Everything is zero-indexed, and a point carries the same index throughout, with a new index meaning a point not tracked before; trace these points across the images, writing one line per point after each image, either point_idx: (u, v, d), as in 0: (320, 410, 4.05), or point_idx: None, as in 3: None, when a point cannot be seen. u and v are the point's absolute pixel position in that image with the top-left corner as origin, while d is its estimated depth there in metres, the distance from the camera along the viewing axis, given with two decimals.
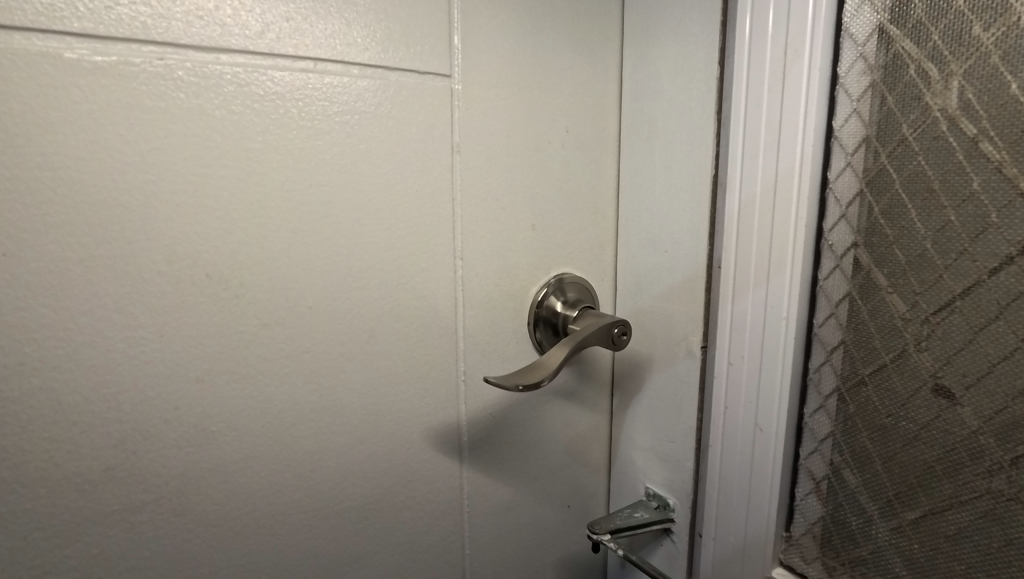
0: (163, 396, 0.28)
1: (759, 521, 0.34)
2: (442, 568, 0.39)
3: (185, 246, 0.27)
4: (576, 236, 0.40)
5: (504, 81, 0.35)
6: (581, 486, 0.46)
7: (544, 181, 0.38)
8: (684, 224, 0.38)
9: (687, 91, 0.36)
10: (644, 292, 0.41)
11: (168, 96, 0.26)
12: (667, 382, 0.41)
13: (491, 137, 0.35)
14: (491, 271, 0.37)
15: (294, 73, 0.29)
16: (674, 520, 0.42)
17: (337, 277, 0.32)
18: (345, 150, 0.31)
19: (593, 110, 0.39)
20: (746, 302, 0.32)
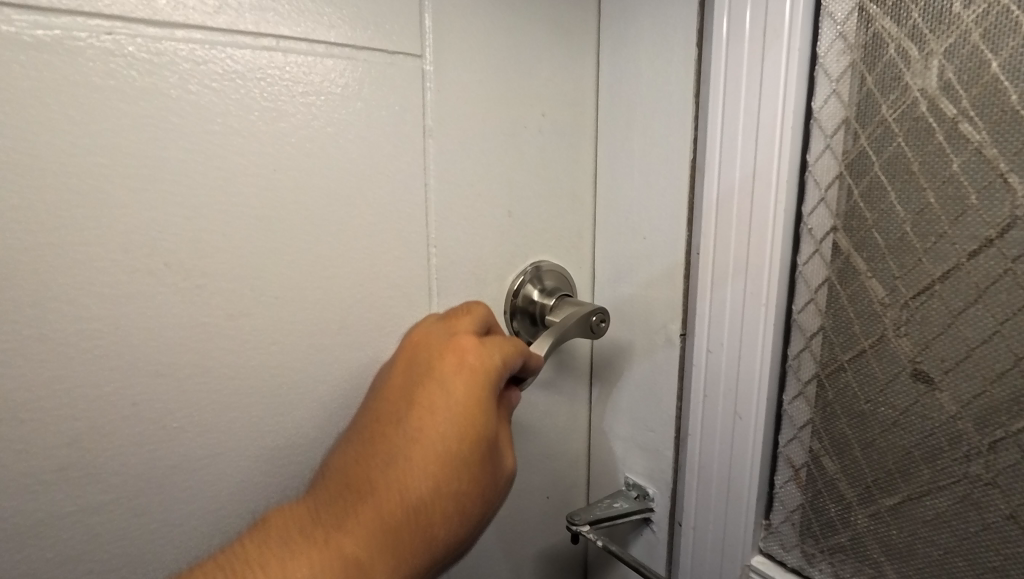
0: (122, 392, 0.27)
1: (739, 509, 0.34)
2: None
3: (142, 234, 0.26)
4: (553, 223, 0.40)
5: (479, 63, 0.34)
6: (561, 477, 0.45)
7: (520, 167, 0.37)
8: (661, 211, 0.37)
9: (664, 76, 0.36)
10: (623, 279, 0.41)
11: (119, 73, 0.25)
12: (646, 370, 0.41)
13: (466, 121, 0.34)
14: (468, 259, 0.36)
15: (256, 51, 0.28)
16: (652, 508, 0.42)
17: (307, 266, 0.31)
18: (313, 134, 0.30)
19: (570, 95, 0.39)
20: (726, 288, 0.32)
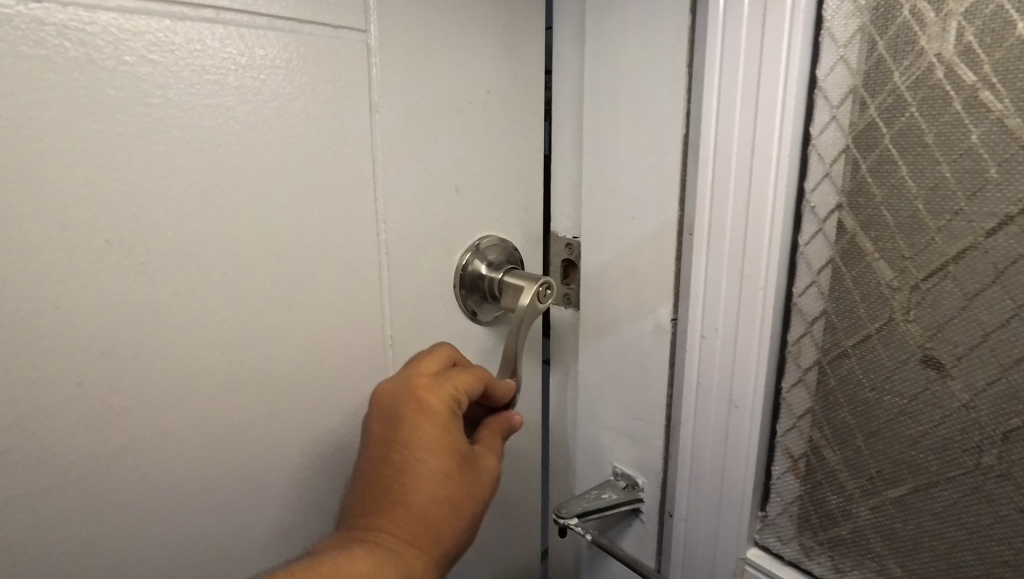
0: (61, 378, 0.24)
1: (733, 502, 0.32)
2: None
3: (79, 208, 0.23)
4: (502, 200, 0.38)
5: (424, 33, 0.32)
6: (518, 455, 0.44)
7: (468, 141, 0.35)
8: (652, 186, 0.36)
9: (654, 43, 0.34)
10: (609, 259, 0.39)
11: (43, 38, 0.22)
12: (632, 355, 0.39)
13: (413, 95, 0.32)
14: (415, 239, 0.34)
15: (194, 23, 0.25)
16: (642, 500, 0.41)
17: (255, 246, 0.28)
18: (257, 107, 0.27)
19: (520, 68, 0.37)
20: (721, 272, 0.30)
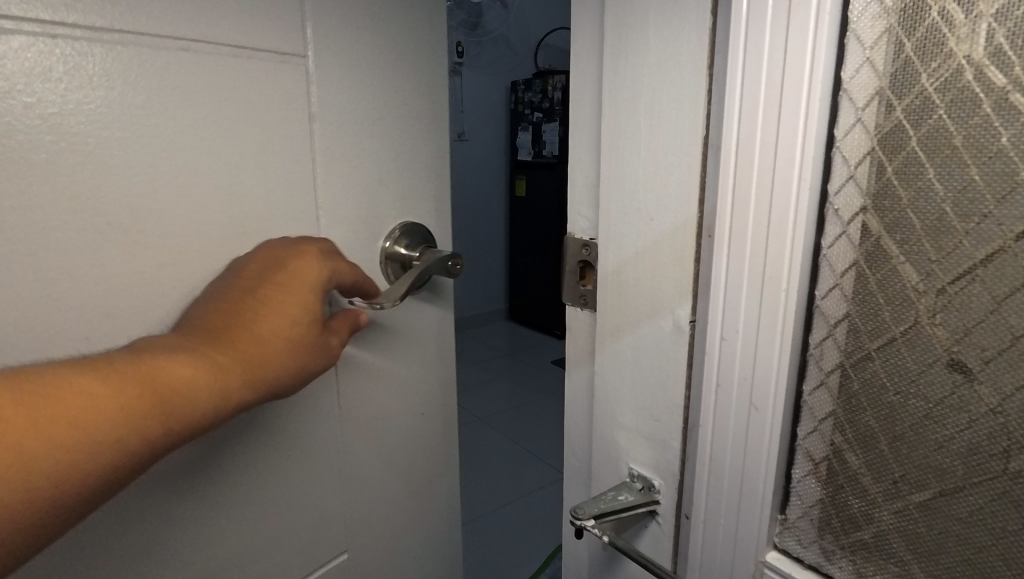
0: (76, 325, 0.33)
1: (752, 504, 0.32)
2: (318, 468, 0.48)
3: (86, 199, 0.33)
4: (416, 194, 0.49)
5: (347, 60, 0.42)
6: (432, 397, 0.55)
7: (385, 145, 0.46)
8: (671, 187, 0.36)
9: (675, 45, 0.34)
10: (627, 259, 0.40)
11: (43, 78, 0.31)
12: (648, 354, 0.40)
13: (341, 108, 0.42)
14: (349, 221, 0.44)
15: (161, 52, 0.34)
16: (658, 502, 0.41)
17: (221, 226, 0.38)
18: (219, 119, 0.37)
19: (428, 88, 0.48)
20: (742, 274, 0.30)
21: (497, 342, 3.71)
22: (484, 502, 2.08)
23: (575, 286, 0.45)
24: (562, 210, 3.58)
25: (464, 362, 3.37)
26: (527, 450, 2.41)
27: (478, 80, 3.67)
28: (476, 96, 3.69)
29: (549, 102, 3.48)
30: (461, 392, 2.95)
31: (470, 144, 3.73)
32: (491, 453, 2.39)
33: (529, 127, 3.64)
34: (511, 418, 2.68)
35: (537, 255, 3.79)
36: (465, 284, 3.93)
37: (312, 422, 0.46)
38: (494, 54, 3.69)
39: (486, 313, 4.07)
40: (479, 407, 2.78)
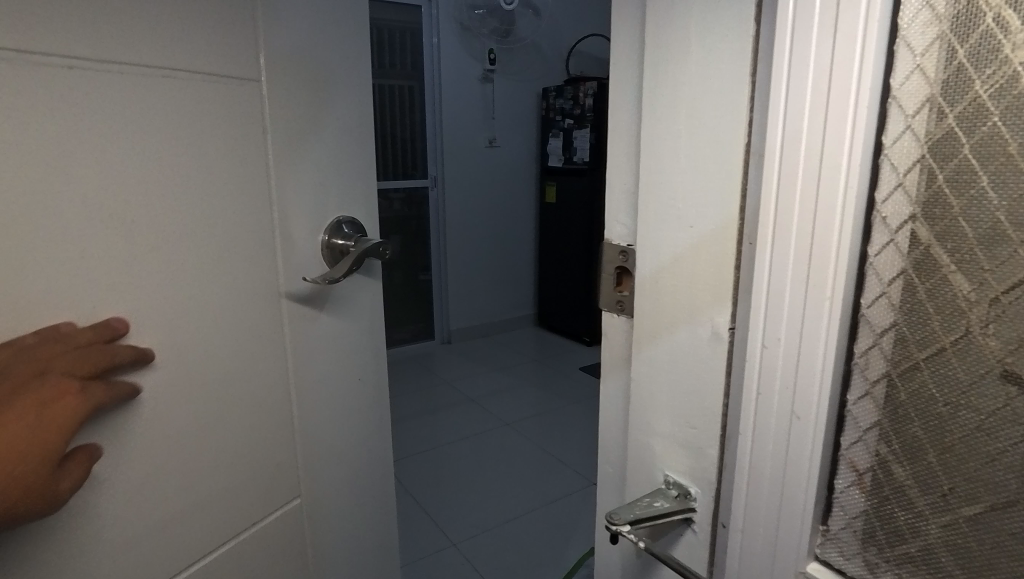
0: (101, 296, 0.41)
1: (793, 515, 0.32)
2: (282, 431, 0.57)
3: (114, 190, 0.41)
4: (337, 190, 0.61)
5: (289, 81, 0.54)
6: (362, 365, 0.67)
7: (316, 151, 0.58)
8: (710, 195, 0.36)
9: (718, 54, 0.35)
10: (663, 266, 0.40)
11: (87, 93, 0.40)
12: (684, 361, 0.40)
13: (287, 119, 0.54)
14: (292, 211, 0.55)
15: (171, 74, 0.44)
16: (694, 509, 0.41)
17: (208, 217, 0.48)
18: (208, 129, 0.47)
19: (342, 105, 0.60)
20: (785, 281, 0.30)
21: (526, 348, 3.72)
22: (512, 507, 2.08)
23: (611, 292, 0.45)
24: (591, 216, 3.57)
25: (492, 367, 3.39)
26: (554, 456, 2.41)
27: (509, 87, 3.70)
28: (507, 103, 3.72)
29: (580, 108, 3.49)
30: (489, 397, 2.96)
31: (501, 150, 3.76)
32: (518, 459, 2.39)
33: (559, 134, 3.65)
34: (539, 424, 2.68)
35: (567, 261, 3.79)
36: (494, 290, 3.95)
37: (275, 392, 0.56)
38: (526, 62, 3.72)
39: (515, 319, 4.08)
40: (507, 413, 2.79)
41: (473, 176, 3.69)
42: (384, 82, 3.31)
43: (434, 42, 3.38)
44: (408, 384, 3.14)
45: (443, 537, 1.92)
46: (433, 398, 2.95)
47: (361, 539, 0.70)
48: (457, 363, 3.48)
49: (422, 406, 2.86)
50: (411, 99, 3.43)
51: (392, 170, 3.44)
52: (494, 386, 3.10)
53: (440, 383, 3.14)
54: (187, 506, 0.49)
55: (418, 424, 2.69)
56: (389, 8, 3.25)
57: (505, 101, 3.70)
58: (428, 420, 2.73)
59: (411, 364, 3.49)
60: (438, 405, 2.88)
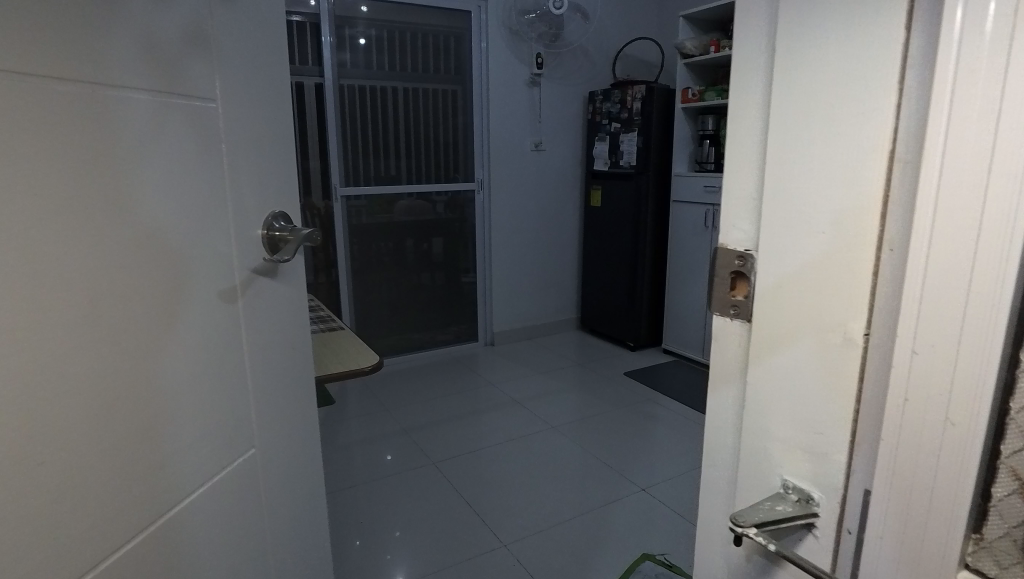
0: (105, 266, 0.58)
1: (943, 521, 0.32)
2: (216, 379, 0.74)
3: (109, 189, 0.58)
4: (255, 192, 0.80)
5: (215, 109, 0.73)
6: (274, 329, 0.86)
7: (236, 160, 0.76)
8: (844, 202, 0.36)
9: (858, 61, 0.35)
10: (789, 273, 0.40)
11: (97, 119, 0.57)
12: (810, 366, 0.40)
13: (216, 138, 0.73)
14: (222, 207, 0.74)
15: (141, 105, 0.62)
16: (817, 514, 0.40)
17: (167, 209, 0.65)
18: (167, 144, 0.65)
19: (252, 127, 0.80)
20: (945, 290, 0.31)
21: (569, 351, 3.72)
22: (560, 509, 2.09)
23: (725, 296, 0.46)
24: (637, 221, 3.55)
25: (536, 370, 3.40)
26: (601, 460, 2.41)
27: (556, 91, 3.73)
28: (553, 107, 3.74)
29: (627, 112, 3.48)
30: (534, 399, 2.98)
31: (546, 154, 3.79)
32: (565, 462, 2.40)
33: (606, 138, 3.65)
34: (584, 427, 2.69)
35: (611, 266, 3.77)
36: (537, 293, 3.97)
37: (211, 347, 0.73)
38: (573, 65, 3.74)
39: (558, 322, 4.09)
40: (552, 415, 2.80)
41: (518, 180, 3.73)
42: (428, 86, 3.37)
43: (483, 47, 3.43)
44: (453, 385, 3.18)
45: (493, 537, 1.95)
46: (478, 399, 2.99)
47: (295, 475, 0.95)
48: (501, 365, 3.51)
49: (468, 407, 2.90)
50: (454, 103, 3.47)
51: (435, 174, 3.49)
52: (538, 388, 3.12)
53: (485, 384, 3.18)
54: (153, 434, 0.64)
55: (464, 424, 2.73)
56: (441, 14, 3.32)
57: (552, 105, 3.73)
58: (473, 420, 2.77)
59: (455, 365, 3.54)
60: (484, 406, 2.91)
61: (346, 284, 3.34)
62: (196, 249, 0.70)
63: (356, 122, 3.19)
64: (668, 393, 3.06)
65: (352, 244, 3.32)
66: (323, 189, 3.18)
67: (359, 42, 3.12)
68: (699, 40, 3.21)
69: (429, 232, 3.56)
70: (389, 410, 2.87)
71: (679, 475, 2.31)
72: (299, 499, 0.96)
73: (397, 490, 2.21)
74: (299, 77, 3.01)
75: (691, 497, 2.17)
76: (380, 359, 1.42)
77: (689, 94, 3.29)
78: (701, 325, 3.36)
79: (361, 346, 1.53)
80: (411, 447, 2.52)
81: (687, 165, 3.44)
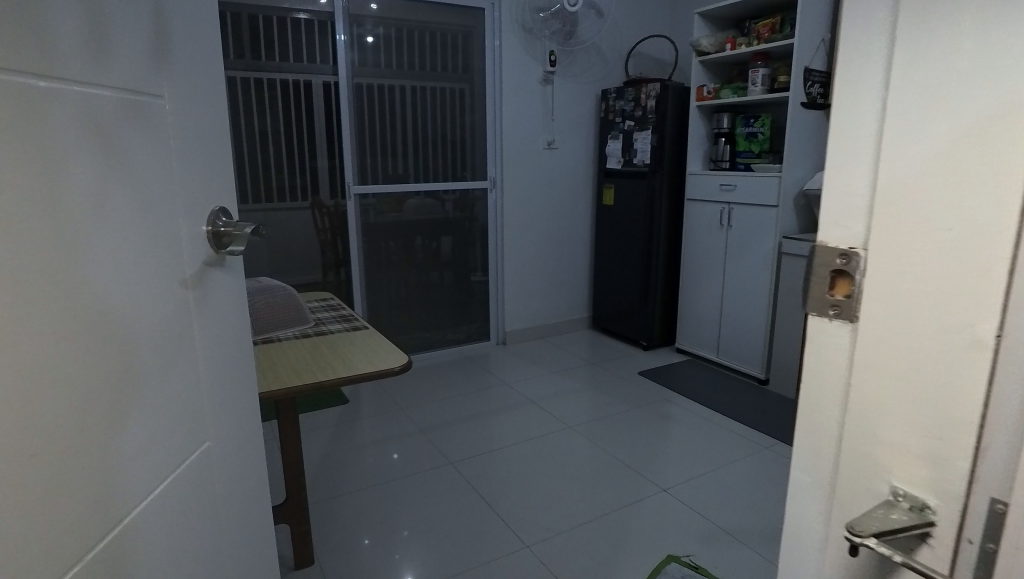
0: (52, 224, 0.45)
1: None
2: (180, 370, 0.62)
3: (55, 130, 0.45)
4: (205, 157, 0.68)
5: (164, 53, 0.61)
6: (232, 317, 0.74)
7: (188, 119, 0.65)
8: (978, 198, 0.35)
9: (995, 49, 0.33)
10: (905, 272, 0.39)
11: (35, 37, 0.44)
12: (933, 371, 0.38)
13: (165, 86, 0.61)
14: (175, 170, 0.62)
15: (86, 28, 0.49)
16: (933, 524, 0.39)
17: (120, 165, 0.53)
18: (115, 84, 0.52)
19: (202, 83, 0.68)
20: None
21: (582, 351, 3.71)
22: (582, 510, 2.08)
23: (824, 297, 0.44)
24: (651, 220, 3.53)
25: (550, 369, 3.39)
26: (620, 461, 2.40)
27: (569, 89, 3.72)
28: (566, 105, 3.73)
29: (641, 110, 3.46)
30: (549, 399, 2.96)
31: (559, 152, 3.78)
32: (583, 462, 2.39)
33: (619, 136, 3.63)
34: (601, 427, 2.68)
35: (624, 265, 3.76)
36: (549, 291, 3.96)
37: (174, 332, 0.61)
38: (586, 63, 3.73)
39: (569, 321, 4.08)
40: (568, 415, 2.79)
41: (531, 178, 3.72)
42: (438, 85, 3.35)
43: (496, 45, 3.42)
44: (467, 384, 3.17)
45: (516, 539, 1.93)
46: (493, 398, 2.98)
47: (249, 480, 0.80)
48: (514, 364, 3.50)
49: (483, 406, 2.89)
50: (462, 102, 3.45)
51: (445, 174, 3.47)
52: (552, 388, 3.10)
53: (499, 383, 3.17)
54: (117, 435, 0.53)
55: (480, 424, 2.72)
56: (454, 12, 3.31)
57: (565, 103, 3.72)
58: (489, 420, 2.75)
59: (468, 364, 3.52)
60: (499, 406, 2.90)
61: (359, 283, 3.34)
62: (151, 219, 0.57)
63: (368, 121, 3.17)
64: (684, 393, 3.05)
65: (363, 244, 3.30)
66: (335, 189, 3.16)
67: (369, 41, 3.09)
68: (715, 38, 3.19)
69: (439, 231, 3.54)
70: (404, 409, 2.85)
71: (699, 476, 2.29)
72: (254, 509, 0.82)
73: (416, 490, 2.20)
74: (310, 76, 2.99)
75: (713, 498, 2.16)
76: (409, 359, 1.40)
77: (704, 92, 3.28)
78: (716, 325, 3.35)
79: (388, 345, 1.52)
80: (428, 446, 2.51)
81: (702, 163, 3.42)
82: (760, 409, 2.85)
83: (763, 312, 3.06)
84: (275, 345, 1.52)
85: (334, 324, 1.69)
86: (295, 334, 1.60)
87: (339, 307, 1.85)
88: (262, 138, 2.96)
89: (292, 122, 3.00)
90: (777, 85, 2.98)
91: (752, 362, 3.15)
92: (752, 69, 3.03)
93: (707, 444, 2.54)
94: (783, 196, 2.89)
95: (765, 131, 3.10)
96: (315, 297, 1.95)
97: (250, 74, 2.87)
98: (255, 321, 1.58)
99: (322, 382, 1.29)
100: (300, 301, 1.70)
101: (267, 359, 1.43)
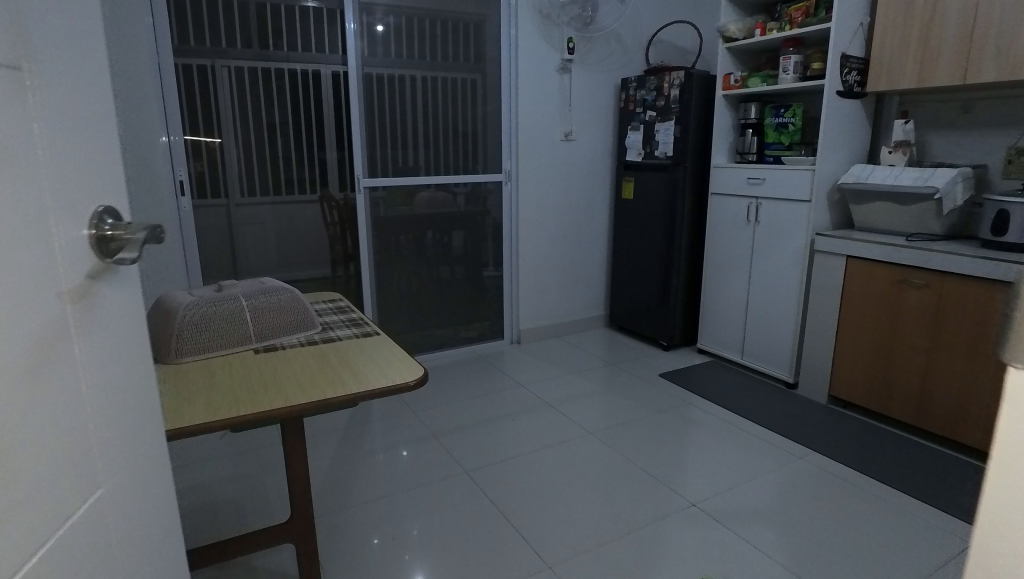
0: None
1: None
2: (56, 410, 0.53)
3: None
4: (85, 163, 0.59)
5: (28, 40, 0.51)
6: (125, 340, 0.65)
7: (60, 118, 0.55)
8: None
9: None
10: None
11: None
12: None
13: (27, 79, 0.51)
14: (40, 177, 0.52)
15: None
16: None
17: None
18: None
19: (80, 75, 0.59)
20: None
21: (599, 350, 3.58)
22: (607, 525, 1.96)
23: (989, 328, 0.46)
24: (673, 215, 3.38)
25: (566, 370, 3.27)
26: (645, 471, 2.27)
27: (587, 78, 3.57)
28: (584, 95, 3.59)
29: (664, 99, 3.30)
30: (566, 402, 2.85)
31: (577, 144, 3.63)
32: (606, 472, 2.27)
33: (640, 127, 3.48)
34: (623, 434, 2.55)
35: (643, 261, 3.61)
36: (565, 289, 3.83)
37: (45, 367, 0.52)
38: (605, 51, 3.58)
39: (585, 319, 3.95)
40: (587, 420, 2.67)
41: (547, 171, 3.58)
42: (451, 74, 3.21)
43: (512, 33, 3.28)
44: (481, 385, 3.05)
45: (538, 558, 1.80)
46: (508, 401, 2.86)
47: (157, 519, 0.71)
48: (529, 364, 3.38)
49: (498, 410, 2.77)
50: (475, 93, 3.31)
51: (458, 166, 3.33)
52: (570, 390, 2.98)
53: (514, 385, 3.04)
54: None
55: (495, 428, 2.60)
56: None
57: (584, 93, 3.58)
58: (504, 425, 2.63)
59: (482, 364, 3.40)
60: (514, 409, 2.78)
61: (369, 281, 3.21)
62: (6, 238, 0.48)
63: (379, 112, 3.04)
64: (707, 397, 2.92)
65: (374, 239, 3.17)
66: (344, 181, 3.05)
67: (379, 29, 2.95)
68: (743, 23, 3.04)
69: (451, 225, 3.40)
70: (416, 412, 2.74)
71: (729, 487, 2.17)
72: (161, 549, 0.72)
73: (430, 501, 2.09)
74: (318, 66, 2.86)
75: (745, 511, 2.03)
76: (425, 371, 1.28)
77: (730, 81, 3.13)
78: (741, 325, 3.20)
79: (401, 353, 1.39)
80: (441, 453, 2.39)
81: (727, 156, 3.27)
82: (789, 414, 2.71)
83: (793, 312, 2.91)
84: (278, 354, 1.39)
85: (341, 330, 1.57)
86: (300, 341, 1.48)
87: (347, 310, 1.73)
88: (270, 130, 2.84)
89: (301, 113, 2.88)
90: (810, 73, 2.82)
91: (780, 364, 3.00)
92: (783, 56, 2.88)
93: (735, 452, 2.41)
94: (816, 190, 2.74)
95: (796, 121, 2.94)
96: (323, 298, 1.82)
97: (259, 64, 2.75)
98: (256, 326, 1.45)
99: (330, 400, 1.16)
100: (306, 304, 1.57)
101: (270, 370, 1.31)
